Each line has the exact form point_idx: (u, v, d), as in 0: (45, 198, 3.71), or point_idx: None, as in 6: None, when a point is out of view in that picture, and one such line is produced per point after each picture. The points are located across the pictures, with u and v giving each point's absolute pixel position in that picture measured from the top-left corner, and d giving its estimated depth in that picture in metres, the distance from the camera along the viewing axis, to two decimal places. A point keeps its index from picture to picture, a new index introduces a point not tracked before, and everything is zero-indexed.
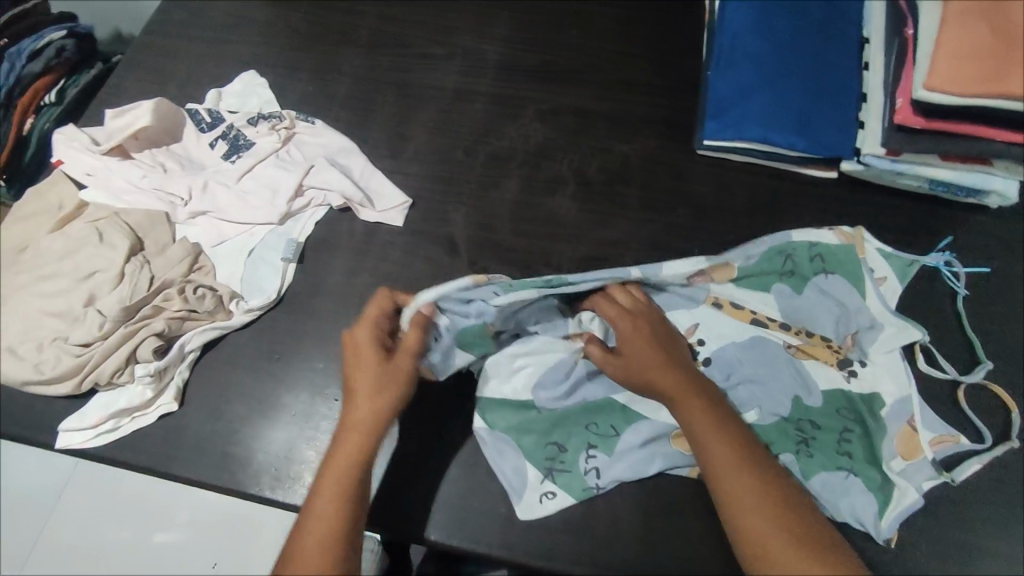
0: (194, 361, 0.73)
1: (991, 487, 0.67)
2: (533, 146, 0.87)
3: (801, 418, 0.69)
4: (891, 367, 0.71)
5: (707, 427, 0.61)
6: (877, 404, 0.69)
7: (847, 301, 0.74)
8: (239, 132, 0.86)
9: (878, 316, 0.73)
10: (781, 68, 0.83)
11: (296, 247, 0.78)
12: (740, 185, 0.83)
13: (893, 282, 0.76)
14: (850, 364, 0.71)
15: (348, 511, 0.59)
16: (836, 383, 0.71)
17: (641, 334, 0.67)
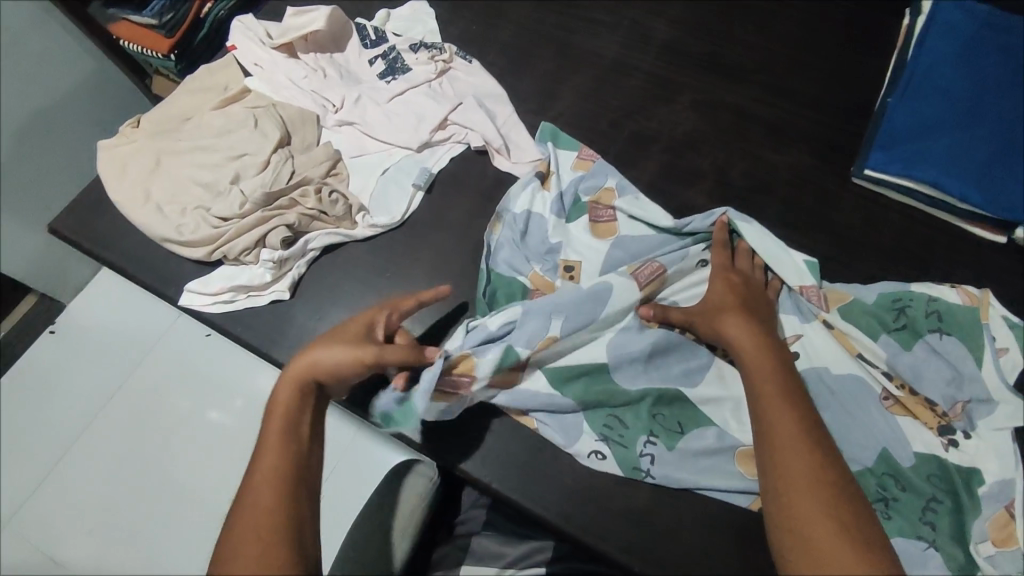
0: (313, 259, 0.76)
1: None
2: (680, 135, 0.84)
3: (887, 473, 0.64)
4: (1000, 448, 0.64)
5: (778, 386, 0.60)
6: (974, 480, 0.64)
7: (963, 368, 0.68)
8: (399, 55, 0.88)
9: (994, 389, 0.66)
10: (973, 112, 0.76)
11: (429, 177, 0.80)
12: (891, 225, 0.77)
13: (1014, 356, 0.69)
14: (951, 433, 0.66)
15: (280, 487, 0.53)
16: (932, 448, 0.65)
17: (732, 292, 0.68)
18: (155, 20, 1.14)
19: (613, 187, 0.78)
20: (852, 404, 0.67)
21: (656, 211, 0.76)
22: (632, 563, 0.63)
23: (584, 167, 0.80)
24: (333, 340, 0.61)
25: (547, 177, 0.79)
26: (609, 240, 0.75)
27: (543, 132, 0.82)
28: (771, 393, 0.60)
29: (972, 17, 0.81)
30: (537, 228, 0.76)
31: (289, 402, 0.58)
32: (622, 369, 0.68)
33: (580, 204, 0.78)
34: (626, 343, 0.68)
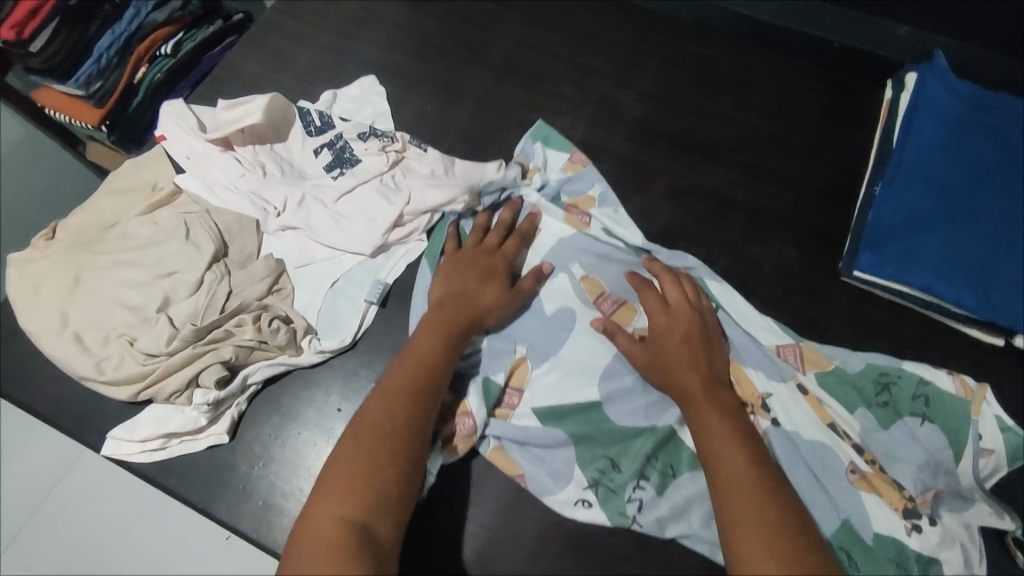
0: (254, 393, 0.68)
1: None
2: (656, 228, 0.77)
3: (843, 547, 0.59)
4: (964, 541, 0.60)
5: (717, 423, 0.57)
6: (933, 571, 0.59)
7: (941, 458, 0.63)
8: (347, 144, 0.81)
9: (973, 491, 0.62)
10: (965, 206, 0.71)
11: (383, 290, 0.72)
12: (886, 328, 0.71)
13: (997, 459, 0.64)
14: (916, 517, 0.60)
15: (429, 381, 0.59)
16: (894, 530, 0.60)
17: (680, 331, 0.64)
18: (81, 91, 1.05)
19: (596, 195, 0.77)
20: (824, 469, 0.62)
21: (627, 224, 0.75)
22: None
23: (573, 170, 0.79)
24: (483, 278, 0.68)
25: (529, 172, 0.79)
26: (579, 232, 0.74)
27: (534, 131, 0.81)
28: (706, 434, 0.57)
29: (957, 93, 0.76)
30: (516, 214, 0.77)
31: (452, 331, 0.63)
32: (616, 406, 0.66)
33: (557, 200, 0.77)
34: (617, 381, 0.66)
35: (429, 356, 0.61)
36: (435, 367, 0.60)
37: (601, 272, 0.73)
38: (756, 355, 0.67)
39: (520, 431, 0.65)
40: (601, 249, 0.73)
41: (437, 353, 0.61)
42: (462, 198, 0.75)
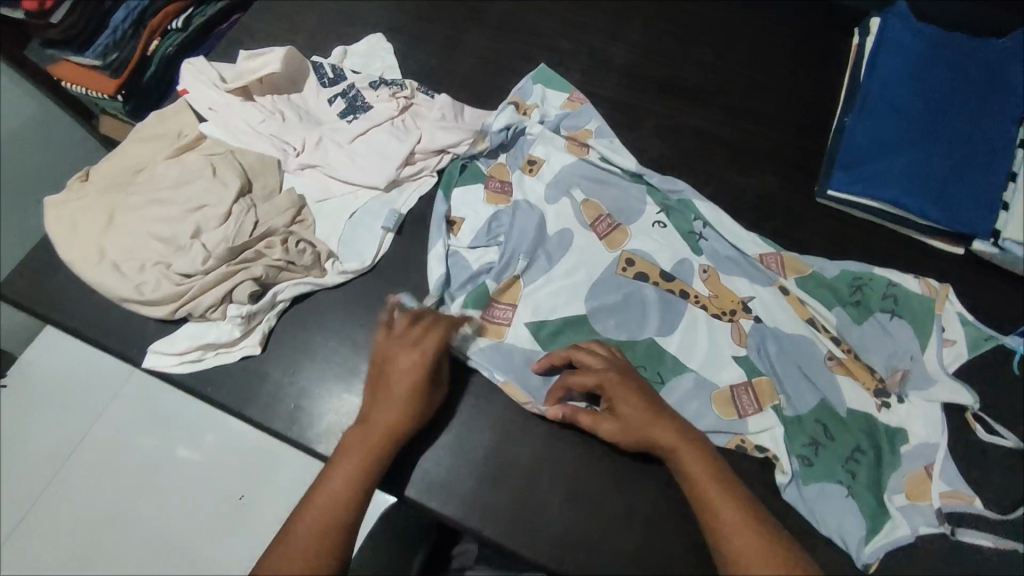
0: (282, 311, 0.74)
1: None
2: (647, 161, 0.84)
3: (820, 422, 0.67)
4: (927, 414, 0.67)
5: (690, 472, 0.59)
6: (899, 440, 0.66)
7: (909, 347, 0.70)
8: (359, 93, 0.87)
9: (937, 374, 0.69)
10: (929, 127, 0.76)
11: (398, 218, 0.78)
12: (860, 241, 0.77)
13: (959, 348, 0.71)
14: (886, 395, 0.68)
15: (357, 469, 0.59)
16: (865, 406, 0.68)
17: (631, 399, 0.63)
18: (98, 61, 1.09)
19: (593, 129, 0.85)
20: (803, 358, 0.70)
21: (622, 152, 0.82)
22: None
23: (572, 107, 0.86)
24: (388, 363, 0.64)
25: (529, 107, 0.86)
26: (577, 159, 0.82)
27: (536, 74, 0.89)
28: (691, 480, 0.59)
29: (919, 32, 0.82)
30: (519, 146, 0.84)
31: (368, 425, 0.61)
32: (606, 320, 0.73)
33: (557, 133, 0.84)
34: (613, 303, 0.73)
35: (354, 448, 0.60)
36: (364, 455, 0.60)
37: (600, 195, 0.80)
38: (742, 264, 0.75)
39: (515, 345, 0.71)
40: (598, 173, 0.81)
41: (360, 445, 0.60)
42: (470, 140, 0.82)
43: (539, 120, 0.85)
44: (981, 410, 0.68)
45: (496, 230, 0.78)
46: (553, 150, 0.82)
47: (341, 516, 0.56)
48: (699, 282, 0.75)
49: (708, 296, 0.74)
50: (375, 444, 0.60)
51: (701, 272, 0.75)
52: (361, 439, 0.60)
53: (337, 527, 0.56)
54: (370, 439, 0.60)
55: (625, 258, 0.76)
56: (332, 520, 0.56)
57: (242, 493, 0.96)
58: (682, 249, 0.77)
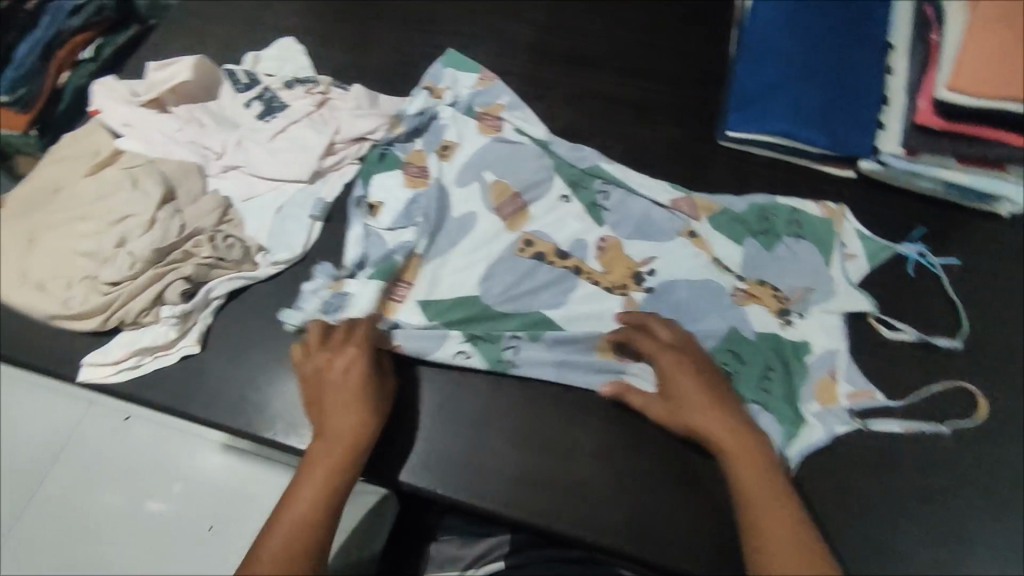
0: (217, 308, 0.74)
1: (1012, 483, 0.65)
2: (559, 126, 0.88)
3: (727, 350, 0.71)
4: (827, 325, 0.73)
5: (743, 466, 0.61)
6: (803, 352, 0.71)
7: (814, 266, 0.76)
8: (274, 94, 0.88)
9: (838, 286, 0.74)
10: (807, 65, 0.83)
11: (324, 206, 0.81)
12: (760, 176, 0.83)
13: (860, 262, 0.76)
14: (787, 315, 0.73)
15: (321, 481, 0.61)
16: (770, 328, 0.73)
17: (696, 393, 0.65)
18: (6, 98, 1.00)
19: (505, 103, 0.88)
20: (710, 294, 0.74)
21: (533, 123, 0.86)
22: (585, 535, 0.64)
23: (484, 85, 0.89)
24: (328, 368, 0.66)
25: (442, 91, 0.88)
26: (490, 138, 0.84)
27: (445, 59, 0.91)
28: (741, 473, 0.60)
29: None
30: (432, 131, 0.85)
31: (320, 435, 0.63)
32: (494, 289, 0.75)
33: (470, 112, 0.87)
34: (511, 275, 0.75)
35: (315, 457, 0.62)
36: (325, 467, 0.61)
37: (512, 169, 0.82)
38: (652, 217, 0.79)
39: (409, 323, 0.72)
40: (510, 149, 0.83)
41: (317, 457, 0.62)
42: (386, 123, 0.86)
43: (452, 101, 0.88)
44: (882, 313, 0.74)
45: (414, 211, 0.78)
46: (467, 133, 0.84)
47: (306, 528, 0.58)
48: (593, 258, 0.77)
49: (601, 273, 0.76)
50: (337, 454, 0.62)
51: (596, 248, 0.78)
52: (318, 450, 0.62)
53: (303, 536, 0.58)
54: (329, 449, 0.62)
55: (523, 241, 0.78)
56: (298, 532, 0.58)
57: (211, 524, 0.84)
58: (584, 224, 0.79)
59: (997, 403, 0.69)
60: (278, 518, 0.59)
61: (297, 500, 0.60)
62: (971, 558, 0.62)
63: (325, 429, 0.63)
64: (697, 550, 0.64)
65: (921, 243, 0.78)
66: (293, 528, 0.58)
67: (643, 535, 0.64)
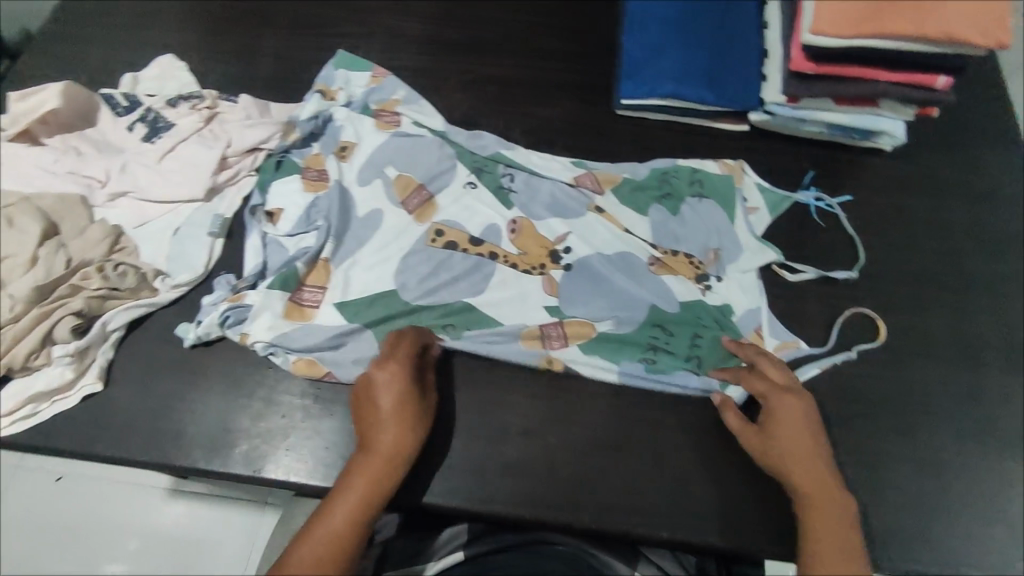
0: (118, 340, 0.71)
1: (921, 398, 0.68)
2: (459, 115, 0.88)
3: (654, 324, 0.71)
4: (743, 283, 0.74)
5: (818, 502, 0.58)
6: (729, 313, 0.73)
7: (721, 226, 0.78)
8: (158, 114, 0.84)
9: (745, 242, 0.76)
10: (689, 28, 0.85)
11: (223, 221, 0.78)
12: (659, 140, 0.85)
13: (762, 214, 0.79)
14: (706, 279, 0.75)
15: (369, 496, 0.58)
16: (690, 293, 0.74)
17: (801, 428, 0.62)
18: None
19: (401, 98, 0.86)
20: (623, 267, 0.74)
21: (432, 114, 0.85)
22: (525, 513, 0.64)
23: (378, 82, 0.87)
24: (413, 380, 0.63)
25: (335, 92, 0.86)
26: (388, 133, 0.82)
27: (336, 60, 0.88)
28: (816, 508, 0.58)
29: None
30: (329, 132, 0.84)
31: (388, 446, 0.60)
32: (407, 285, 0.73)
33: (366, 110, 0.85)
34: (422, 267, 0.74)
35: (364, 470, 0.58)
36: (373, 480, 0.58)
37: (412, 162, 0.80)
38: (558, 197, 0.79)
39: (324, 326, 0.70)
40: (409, 141, 0.81)
41: (361, 470, 0.58)
42: (281, 131, 0.82)
43: (346, 102, 0.86)
44: (785, 259, 0.76)
45: (314, 216, 0.76)
46: (363, 133, 0.83)
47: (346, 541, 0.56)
48: (507, 240, 0.76)
49: (517, 254, 0.75)
50: (385, 467, 0.59)
51: (509, 231, 0.77)
52: (364, 463, 0.59)
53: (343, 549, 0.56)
54: (377, 466, 0.59)
55: (434, 232, 0.76)
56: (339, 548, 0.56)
57: None
58: (492, 208, 0.78)
59: (901, 326, 0.72)
60: (317, 526, 0.56)
61: (340, 512, 0.57)
62: (891, 475, 0.65)
63: (375, 442, 0.59)
64: (635, 507, 0.64)
65: (814, 188, 0.81)
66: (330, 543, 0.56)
67: (583, 504, 0.64)
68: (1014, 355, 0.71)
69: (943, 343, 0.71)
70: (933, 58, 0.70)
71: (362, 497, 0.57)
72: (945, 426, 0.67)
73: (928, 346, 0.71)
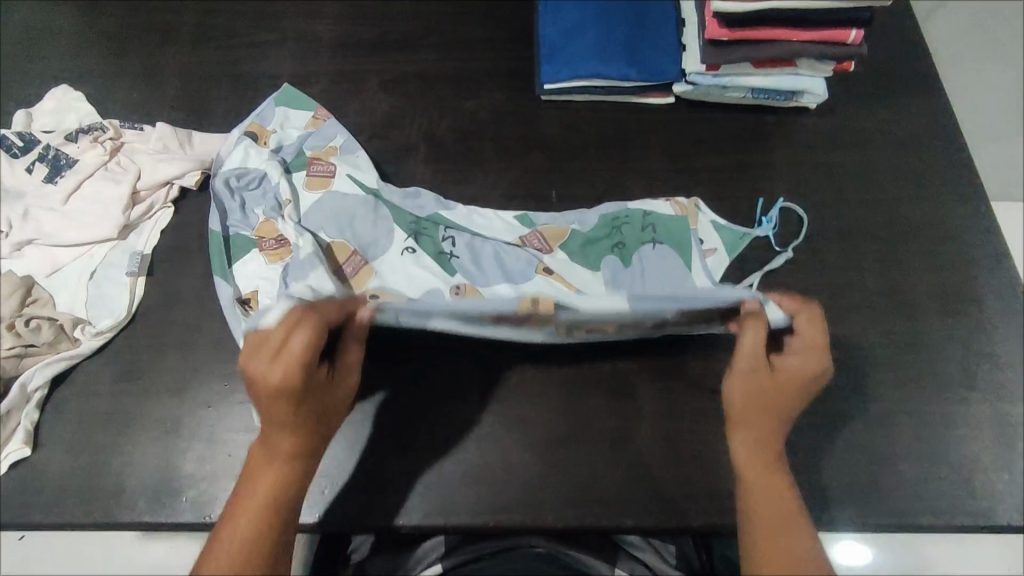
0: (42, 400, 0.67)
1: (865, 354, 0.69)
2: (381, 117, 0.84)
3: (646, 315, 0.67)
4: None
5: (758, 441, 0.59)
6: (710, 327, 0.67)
7: (675, 271, 0.73)
8: (58, 151, 0.78)
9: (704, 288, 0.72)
10: (605, 4, 0.83)
11: (140, 260, 0.74)
12: (587, 122, 0.83)
13: (720, 254, 0.74)
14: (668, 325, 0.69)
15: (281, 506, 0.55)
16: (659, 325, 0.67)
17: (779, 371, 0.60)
18: None
19: (337, 146, 0.81)
20: None
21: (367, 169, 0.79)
22: (487, 521, 0.63)
23: (316, 126, 0.82)
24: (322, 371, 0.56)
25: (267, 134, 0.81)
26: (322, 193, 0.77)
27: (278, 97, 0.83)
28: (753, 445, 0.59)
29: None
30: (261, 187, 0.77)
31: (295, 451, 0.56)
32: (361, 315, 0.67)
33: (300, 162, 0.79)
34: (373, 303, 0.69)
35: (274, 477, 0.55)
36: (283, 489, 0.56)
37: (350, 224, 0.75)
38: (503, 258, 0.74)
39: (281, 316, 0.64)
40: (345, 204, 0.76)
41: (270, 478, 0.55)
42: (198, 169, 0.78)
43: (276, 149, 0.80)
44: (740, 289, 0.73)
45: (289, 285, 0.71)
46: (295, 192, 0.77)
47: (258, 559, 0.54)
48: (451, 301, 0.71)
49: None
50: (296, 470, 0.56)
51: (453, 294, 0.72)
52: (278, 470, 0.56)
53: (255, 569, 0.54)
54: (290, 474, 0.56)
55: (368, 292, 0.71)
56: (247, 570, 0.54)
57: None
58: (433, 274, 0.73)
59: (839, 284, 0.73)
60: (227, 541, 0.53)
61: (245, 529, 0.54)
62: (841, 433, 0.66)
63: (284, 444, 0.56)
64: (596, 501, 0.64)
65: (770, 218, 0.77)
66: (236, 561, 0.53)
67: (544, 503, 0.64)
68: (950, 301, 0.72)
69: (882, 296, 0.72)
70: (840, 13, 0.70)
71: (263, 501, 0.55)
72: (889, 379, 0.68)
73: (867, 302, 0.72)
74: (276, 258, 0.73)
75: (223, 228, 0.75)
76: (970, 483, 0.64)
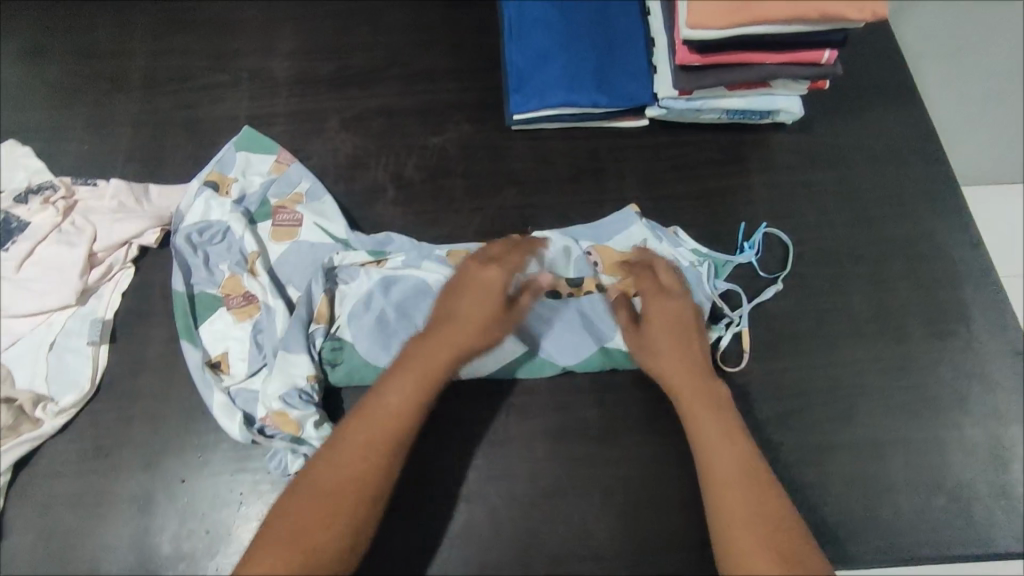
0: (6, 485, 0.64)
1: (853, 383, 0.68)
2: (346, 158, 0.81)
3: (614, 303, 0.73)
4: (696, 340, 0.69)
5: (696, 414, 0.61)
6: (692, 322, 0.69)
7: None
8: (7, 215, 0.74)
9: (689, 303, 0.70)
10: (571, 28, 0.80)
11: (103, 327, 0.70)
12: (559, 151, 0.81)
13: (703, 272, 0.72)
14: None
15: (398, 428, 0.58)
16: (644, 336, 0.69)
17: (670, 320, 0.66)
18: None
19: (303, 192, 0.77)
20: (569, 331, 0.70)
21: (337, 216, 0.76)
22: None
23: (279, 171, 0.79)
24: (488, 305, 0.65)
25: (229, 182, 0.77)
26: (289, 243, 0.74)
27: (239, 139, 0.79)
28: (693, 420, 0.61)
29: None
30: (225, 241, 0.74)
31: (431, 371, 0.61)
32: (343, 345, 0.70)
33: (265, 211, 0.76)
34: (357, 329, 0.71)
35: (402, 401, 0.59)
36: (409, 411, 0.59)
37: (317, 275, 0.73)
38: None
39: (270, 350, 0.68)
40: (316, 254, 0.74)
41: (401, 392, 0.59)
42: (157, 226, 0.75)
43: (240, 198, 0.77)
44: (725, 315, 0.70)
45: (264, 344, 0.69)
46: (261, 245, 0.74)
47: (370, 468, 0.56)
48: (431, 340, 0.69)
49: None
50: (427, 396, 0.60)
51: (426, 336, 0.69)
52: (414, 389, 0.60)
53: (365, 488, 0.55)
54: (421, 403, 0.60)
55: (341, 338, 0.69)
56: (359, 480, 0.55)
57: None
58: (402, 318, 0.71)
59: (824, 310, 0.71)
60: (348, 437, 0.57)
61: (362, 434, 0.57)
62: (834, 467, 0.65)
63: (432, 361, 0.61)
64: (588, 554, 0.62)
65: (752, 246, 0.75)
66: (351, 464, 0.56)
67: (535, 560, 0.62)
68: (936, 322, 0.71)
69: (867, 320, 0.71)
70: (812, 34, 0.69)
71: (392, 411, 0.58)
72: (878, 408, 0.67)
73: (853, 327, 0.70)
74: (245, 314, 0.71)
75: (188, 286, 0.72)
76: (964, 511, 0.63)
